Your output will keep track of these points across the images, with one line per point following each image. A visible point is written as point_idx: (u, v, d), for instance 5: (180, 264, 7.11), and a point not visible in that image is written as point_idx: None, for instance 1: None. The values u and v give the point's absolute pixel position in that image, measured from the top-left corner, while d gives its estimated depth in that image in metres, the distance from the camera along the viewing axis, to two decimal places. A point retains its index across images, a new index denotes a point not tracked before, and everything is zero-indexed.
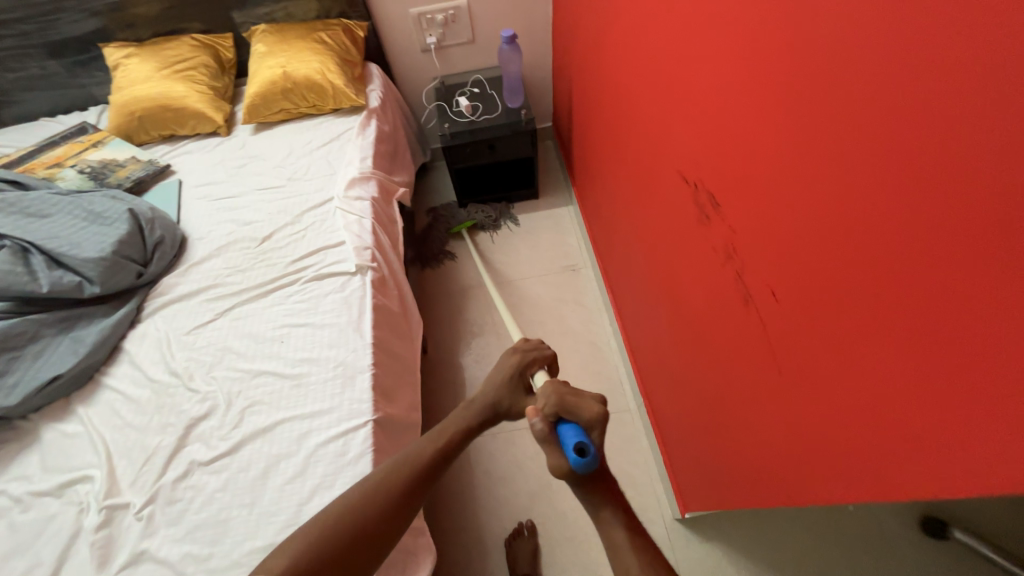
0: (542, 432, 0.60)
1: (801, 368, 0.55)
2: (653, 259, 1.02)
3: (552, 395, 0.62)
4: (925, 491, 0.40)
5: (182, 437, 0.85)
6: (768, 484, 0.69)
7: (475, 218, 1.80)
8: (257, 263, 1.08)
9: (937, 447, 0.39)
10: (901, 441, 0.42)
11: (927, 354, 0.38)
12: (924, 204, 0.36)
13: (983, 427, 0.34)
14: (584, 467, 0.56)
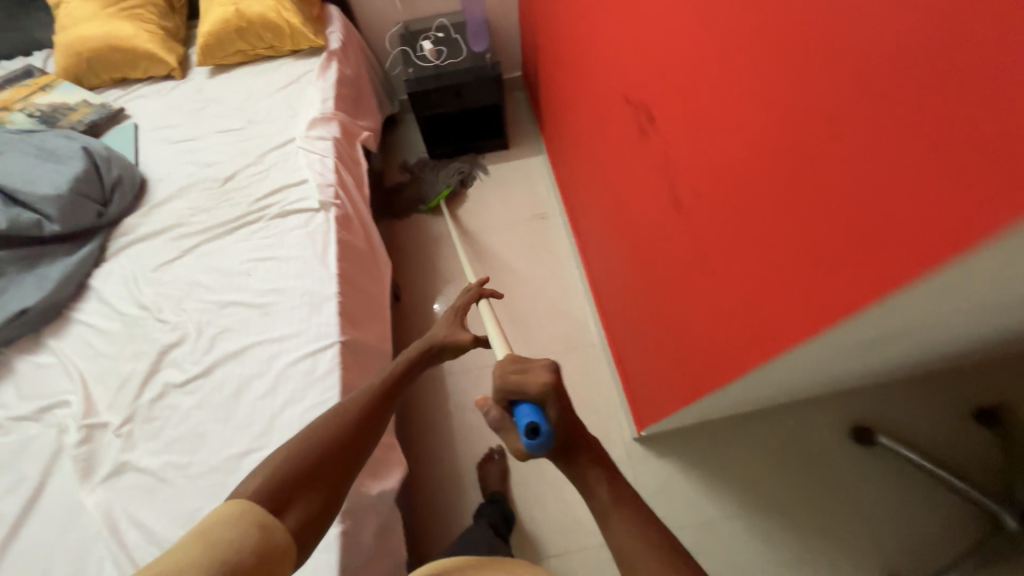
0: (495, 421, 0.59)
1: (717, 258, 0.62)
2: (608, 191, 1.07)
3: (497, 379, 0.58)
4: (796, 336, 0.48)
5: (156, 362, 0.89)
6: (700, 376, 0.78)
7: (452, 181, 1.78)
8: (220, 202, 1.09)
9: (804, 296, 0.46)
10: (781, 300, 0.49)
11: (797, 214, 0.44)
12: (796, 76, 0.41)
13: (838, 263, 0.40)
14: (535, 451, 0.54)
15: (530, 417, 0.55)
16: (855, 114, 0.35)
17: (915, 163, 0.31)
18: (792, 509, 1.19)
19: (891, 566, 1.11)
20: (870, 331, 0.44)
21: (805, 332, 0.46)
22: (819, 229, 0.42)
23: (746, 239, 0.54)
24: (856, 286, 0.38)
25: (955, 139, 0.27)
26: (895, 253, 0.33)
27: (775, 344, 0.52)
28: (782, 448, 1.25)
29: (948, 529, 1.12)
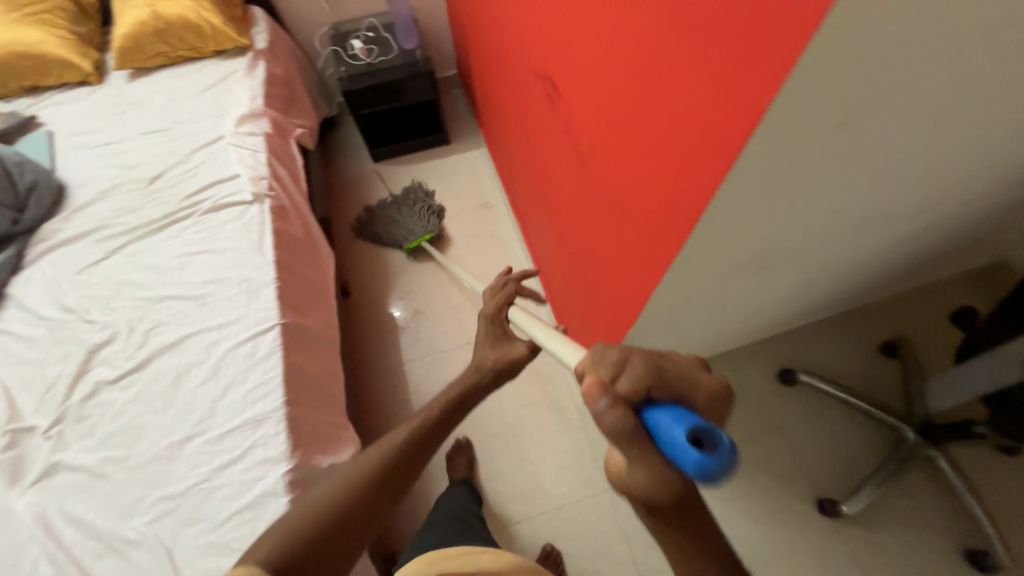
0: (617, 433, 0.32)
1: (614, 198, 0.70)
2: (533, 166, 1.14)
3: (638, 363, 0.34)
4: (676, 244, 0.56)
5: (85, 362, 0.87)
6: (618, 317, 0.86)
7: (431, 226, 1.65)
8: (148, 202, 1.07)
9: (674, 207, 0.54)
10: (661, 217, 0.58)
11: (659, 137, 0.53)
12: (641, 20, 0.50)
13: (689, 171, 0.49)
14: (709, 486, 0.29)
15: (696, 421, 0.30)
16: (680, 42, 0.44)
17: (720, 68, 0.39)
18: None
19: (816, 488, 1.23)
20: (723, 228, 0.53)
21: (681, 238, 0.55)
22: (674, 147, 0.50)
23: (632, 173, 0.62)
24: (703, 185, 0.47)
25: (742, 39, 0.36)
26: (721, 144, 0.42)
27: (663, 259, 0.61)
28: None
29: (861, 448, 1.26)
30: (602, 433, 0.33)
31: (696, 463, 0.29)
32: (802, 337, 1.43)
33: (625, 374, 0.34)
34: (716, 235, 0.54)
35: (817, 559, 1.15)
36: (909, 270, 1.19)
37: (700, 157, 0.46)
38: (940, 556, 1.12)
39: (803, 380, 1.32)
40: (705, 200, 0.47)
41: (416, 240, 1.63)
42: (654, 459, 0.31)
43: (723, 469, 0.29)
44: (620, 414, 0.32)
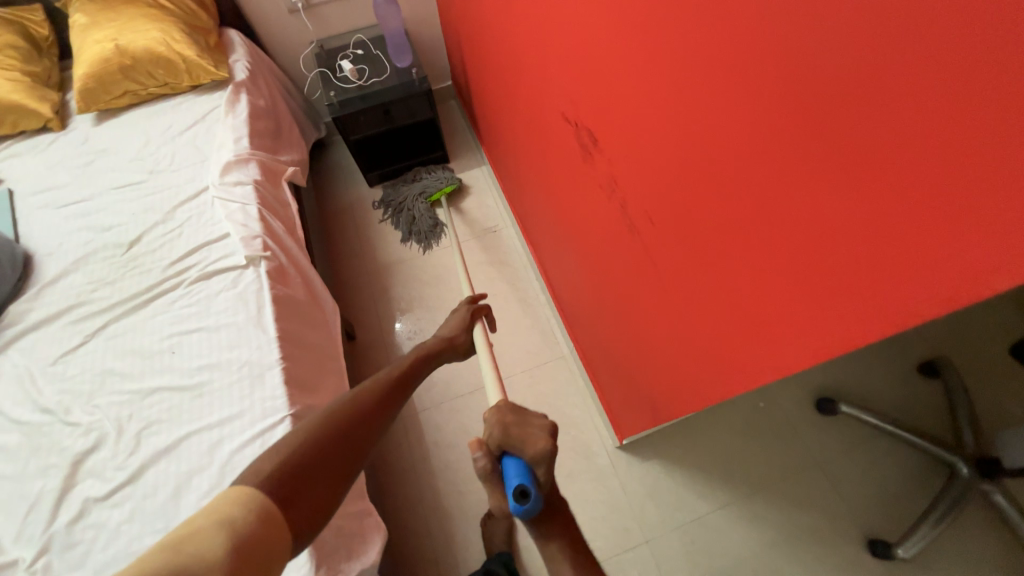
0: (482, 472, 0.55)
1: (682, 281, 0.60)
2: (558, 207, 1.04)
3: (497, 425, 0.56)
4: (777, 366, 0.46)
5: (70, 475, 0.76)
6: (677, 391, 0.77)
7: (446, 178, 1.72)
8: (128, 271, 0.95)
9: (779, 330, 0.44)
10: (757, 331, 0.48)
11: (761, 250, 0.43)
12: (748, 114, 0.39)
13: (815, 302, 0.39)
14: (523, 517, 0.52)
15: (523, 480, 0.52)
16: (825, 157, 0.33)
17: (900, 213, 0.29)
18: (774, 489, 1.22)
19: (866, 527, 1.16)
20: None
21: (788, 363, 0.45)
22: (792, 268, 0.40)
23: (711, 267, 0.52)
24: (838, 326, 0.37)
25: (955, 193, 0.26)
26: (883, 305, 0.32)
27: (754, 371, 0.51)
28: (755, 429, 1.29)
29: (909, 481, 1.19)
30: (478, 471, 0.56)
31: (512, 505, 0.51)
32: (839, 361, 1.35)
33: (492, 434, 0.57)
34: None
35: None
36: None
37: (839, 295, 0.36)
38: None
39: (845, 411, 1.25)
40: (841, 345, 0.37)
41: (441, 190, 1.68)
42: (501, 488, 0.55)
43: (528, 508, 0.51)
44: (487, 461, 0.55)
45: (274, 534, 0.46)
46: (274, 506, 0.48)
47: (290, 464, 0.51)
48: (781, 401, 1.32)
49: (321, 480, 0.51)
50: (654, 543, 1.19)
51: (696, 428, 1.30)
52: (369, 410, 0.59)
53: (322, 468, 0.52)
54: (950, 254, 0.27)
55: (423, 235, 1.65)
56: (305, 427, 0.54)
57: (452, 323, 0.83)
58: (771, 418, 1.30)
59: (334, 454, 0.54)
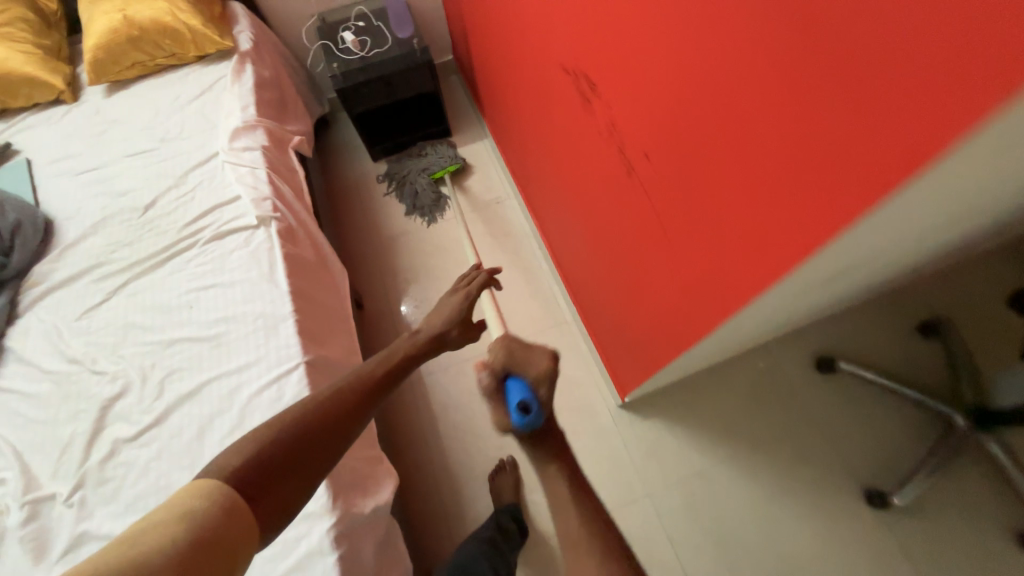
0: (486, 388, 0.62)
1: (676, 216, 0.62)
2: (558, 166, 1.06)
3: (503, 349, 0.63)
4: (765, 281, 0.49)
5: (99, 419, 0.80)
6: (674, 334, 0.79)
7: (452, 155, 1.74)
8: (144, 233, 0.99)
9: (765, 243, 0.46)
10: (745, 250, 0.50)
11: (742, 167, 0.45)
12: (720, 34, 0.41)
13: (793, 211, 0.41)
14: (522, 427, 0.58)
15: (523, 395, 0.58)
16: (790, 60, 0.35)
17: (852, 109, 0.31)
18: (772, 444, 1.25)
19: (863, 479, 1.19)
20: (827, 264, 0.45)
21: (770, 278, 0.48)
22: (770, 182, 0.42)
23: (699, 196, 0.54)
24: (812, 228, 0.39)
25: (895, 80, 0.27)
26: (845, 197, 0.34)
27: (745, 291, 0.53)
28: (755, 388, 1.31)
29: (905, 434, 1.22)
30: (482, 388, 0.63)
31: (515, 414, 0.58)
32: (840, 321, 1.37)
33: (496, 358, 0.63)
34: (818, 270, 0.47)
35: (867, 553, 1.12)
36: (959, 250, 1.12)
37: (813, 203, 0.38)
38: (990, 539, 1.11)
39: (843, 368, 1.28)
40: (814, 247, 0.39)
41: (444, 168, 1.70)
42: (503, 405, 0.61)
43: (527, 420, 0.57)
44: (491, 379, 0.62)
45: (236, 525, 0.48)
46: (236, 499, 0.49)
47: (250, 466, 0.52)
48: (781, 361, 1.34)
49: (278, 484, 0.53)
50: (655, 496, 1.23)
51: (696, 388, 1.33)
52: (337, 419, 0.59)
53: (280, 477, 0.53)
54: (893, 134, 0.29)
55: (426, 209, 1.68)
56: (269, 432, 0.55)
57: (450, 307, 0.81)
58: (771, 378, 1.32)
59: (293, 460, 0.54)
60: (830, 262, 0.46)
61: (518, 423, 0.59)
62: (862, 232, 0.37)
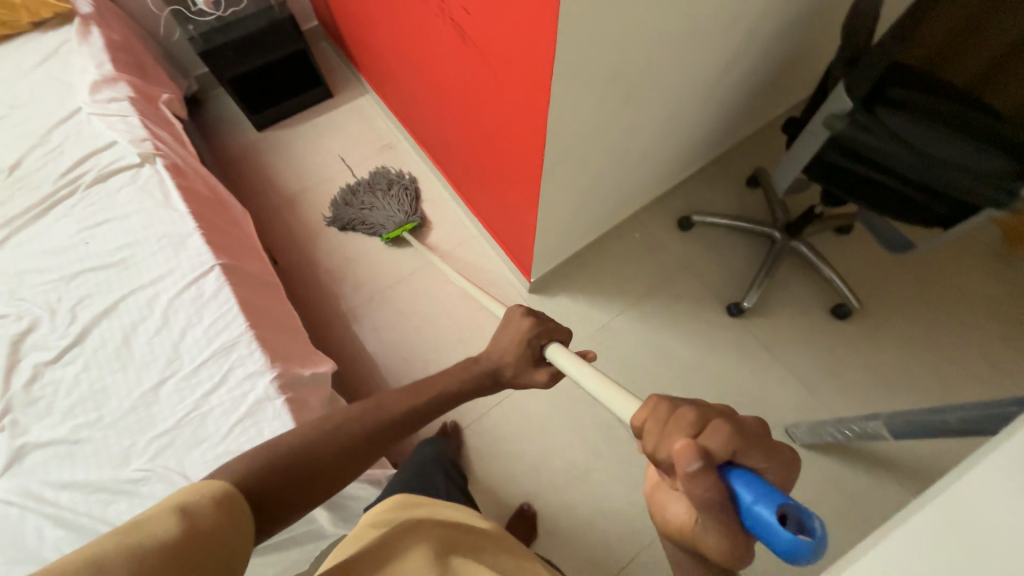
0: (705, 497, 0.38)
1: (498, 50, 0.80)
2: (424, 75, 1.19)
3: (727, 428, 0.41)
4: (549, 56, 0.68)
5: (11, 353, 0.82)
6: (532, 170, 0.97)
7: (414, 220, 1.60)
8: (17, 190, 0.98)
9: (540, 23, 0.65)
10: (535, 41, 0.69)
11: None
12: None
13: None
14: (794, 562, 0.35)
15: (781, 500, 0.36)
16: None
17: None
18: (655, 291, 1.52)
19: (724, 299, 1.50)
20: (583, 29, 0.65)
21: (549, 50, 0.66)
22: None
23: (503, 15, 0.73)
24: None
25: None
26: None
27: (546, 79, 0.72)
28: (636, 255, 1.57)
29: (748, 260, 1.55)
30: (688, 488, 0.38)
31: (785, 540, 0.34)
32: (691, 189, 1.67)
33: (710, 435, 0.40)
34: (578, 41, 0.67)
35: (734, 350, 1.44)
36: (752, 105, 1.44)
37: None
38: (815, 316, 1.46)
39: (697, 221, 1.56)
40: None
41: (399, 229, 1.56)
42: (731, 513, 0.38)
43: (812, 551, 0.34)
44: (710, 477, 0.38)
45: (232, 518, 0.48)
46: (238, 498, 0.51)
47: (257, 475, 0.54)
48: (654, 229, 1.61)
49: (277, 501, 0.55)
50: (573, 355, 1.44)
51: (591, 264, 1.56)
52: (342, 447, 0.62)
53: (269, 503, 0.54)
54: None
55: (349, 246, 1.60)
56: (277, 451, 0.58)
57: (507, 346, 0.77)
58: (648, 244, 1.58)
59: (294, 480, 0.57)
60: (583, 30, 0.66)
61: (779, 553, 0.35)
62: None
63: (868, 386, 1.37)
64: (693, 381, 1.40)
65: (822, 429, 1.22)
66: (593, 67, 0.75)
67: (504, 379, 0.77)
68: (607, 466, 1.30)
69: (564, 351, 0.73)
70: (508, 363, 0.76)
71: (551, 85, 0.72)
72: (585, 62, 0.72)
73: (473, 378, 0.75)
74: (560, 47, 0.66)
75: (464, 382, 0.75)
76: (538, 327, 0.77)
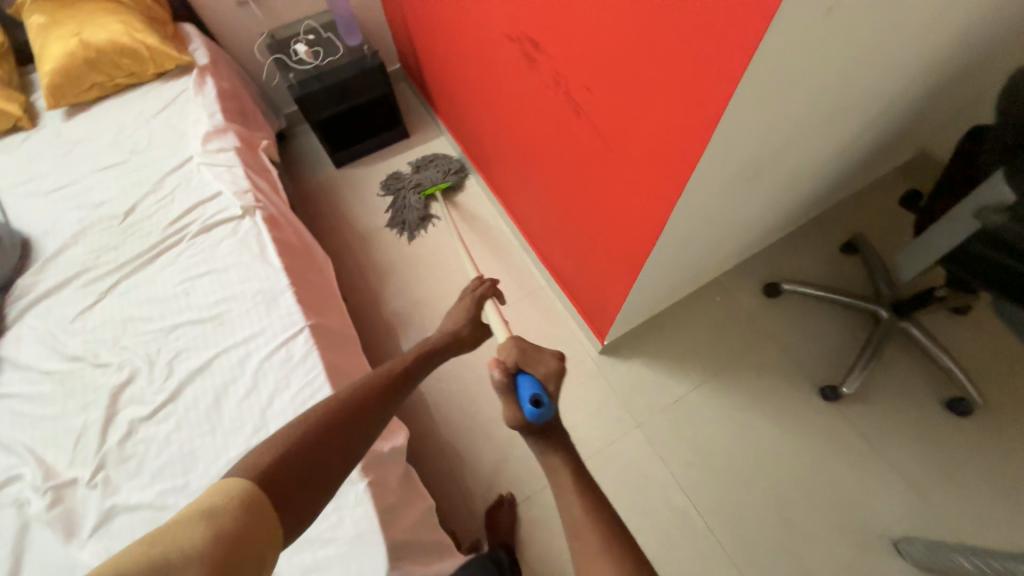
0: (501, 383, 0.65)
1: (623, 129, 0.76)
2: (515, 133, 1.17)
3: (515, 347, 0.67)
4: (699, 145, 0.62)
5: (110, 406, 0.83)
6: (638, 242, 0.92)
7: (448, 179, 1.73)
8: (129, 236, 1.02)
9: (694, 114, 0.61)
10: (681, 127, 0.64)
11: (669, 55, 0.59)
12: None
13: (709, 74, 0.55)
14: (534, 420, 0.62)
15: (534, 390, 0.62)
16: None
17: None
18: (737, 362, 1.40)
19: (817, 379, 1.36)
20: (736, 120, 0.60)
21: (701, 146, 0.62)
22: (690, 56, 0.56)
23: (640, 98, 0.68)
24: (724, 76, 0.53)
25: None
26: (741, 37, 0.49)
27: (686, 165, 0.67)
28: (716, 321, 1.46)
29: (843, 335, 1.41)
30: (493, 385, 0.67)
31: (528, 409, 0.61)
32: (776, 252, 1.55)
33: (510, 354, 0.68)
34: (732, 131, 0.62)
35: (828, 438, 1.29)
36: (857, 170, 1.33)
37: (721, 55, 0.52)
38: (925, 406, 1.29)
39: (787, 290, 1.43)
40: (727, 92, 0.54)
41: (435, 186, 1.70)
42: (515, 400, 0.65)
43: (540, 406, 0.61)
44: (502, 378, 0.65)
45: (253, 521, 0.52)
46: (262, 499, 0.54)
47: (276, 466, 0.57)
48: (735, 293, 1.50)
49: (292, 487, 0.57)
50: (644, 426, 1.34)
51: (665, 326, 1.47)
52: (354, 409, 0.65)
53: (298, 481, 0.57)
54: None
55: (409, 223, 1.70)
56: (304, 423, 0.62)
57: (455, 315, 0.88)
58: (729, 310, 1.47)
59: (315, 455, 0.60)
60: (738, 121, 0.61)
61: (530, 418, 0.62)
62: (755, 71, 0.51)
63: (995, 499, 1.18)
64: (780, 471, 1.26)
65: (947, 553, 1.07)
66: (729, 153, 0.69)
67: (463, 340, 0.85)
68: (680, 559, 1.18)
69: (494, 309, 0.86)
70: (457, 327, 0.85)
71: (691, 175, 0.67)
72: (724, 151, 0.67)
73: (440, 338, 0.83)
74: (711, 137, 0.60)
75: (434, 343, 0.82)
76: (480, 288, 0.89)
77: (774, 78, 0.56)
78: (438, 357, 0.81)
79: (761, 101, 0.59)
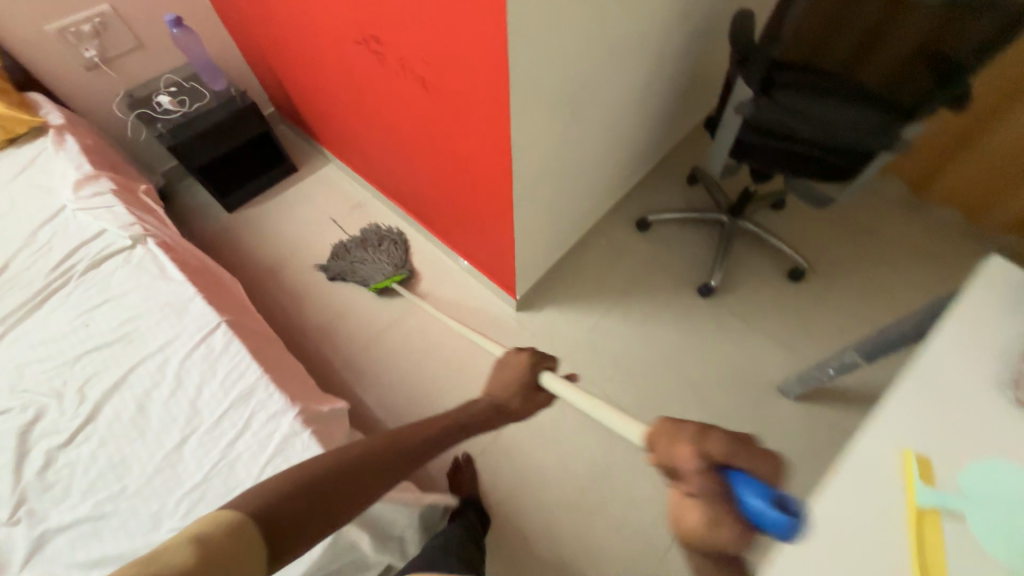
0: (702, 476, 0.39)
1: (458, 90, 0.94)
2: (387, 129, 1.32)
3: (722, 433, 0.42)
4: (505, 82, 0.81)
5: (21, 444, 0.80)
6: (502, 186, 1.09)
7: (399, 271, 1.65)
8: (7, 290, 0.99)
9: (493, 59, 0.79)
10: (491, 74, 0.83)
11: (463, 19, 0.78)
12: None
13: (489, 25, 0.74)
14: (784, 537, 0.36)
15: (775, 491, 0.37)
16: None
17: None
18: (631, 287, 1.63)
19: (694, 283, 1.63)
20: (526, 59, 0.80)
21: (506, 83, 0.81)
22: (474, 16, 0.75)
23: (459, 59, 0.87)
24: (498, 24, 0.72)
25: None
26: None
27: (505, 103, 0.86)
28: (606, 258, 1.70)
29: (704, 245, 1.71)
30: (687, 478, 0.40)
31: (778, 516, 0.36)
32: (641, 194, 1.84)
33: (707, 438, 0.42)
34: (526, 66, 0.81)
35: (713, 324, 1.55)
36: (675, 113, 1.66)
37: (489, 9, 0.71)
38: (774, 281, 1.61)
39: (653, 220, 1.71)
40: (504, 35, 0.73)
41: (387, 281, 1.61)
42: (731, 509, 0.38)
43: (794, 527, 0.36)
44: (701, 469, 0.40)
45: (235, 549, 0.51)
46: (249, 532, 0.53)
47: (268, 504, 0.56)
48: (616, 233, 1.75)
49: (284, 529, 0.55)
50: (570, 360, 1.50)
51: (567, 274, 1.67)
52: (351, 474, 0.60)
53: (285, 525, 0.55)
54: None
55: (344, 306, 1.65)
56: (298, 476, 0.59)
57: (512, 376, 0.76)
58: (615, 247, 1.72)
59: (288, 521, 0.56)
60: (529, 59, 0.80)
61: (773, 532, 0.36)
62: (518, 14, 0.71)
63: (836, 334, 1.49)
64: (683, 362, 1.48)
65: (809, 376, 1.27)
66: (538, 90, 0.89)
67: (513, 411, 0.74)
68: (625, 458, 1.32)
69: (561, 381, 0.71)
70: (518, 398, 0.74)
71: (511, 107, 0.86)
72: (530, 88, 0.86)
73: (486, 410, 0.73)
74: (512, 73, 0.79)
75: (478, 414, 0.72)
76: (539, 351, 0.76)
77: (540, 22, 0.76)
78: (473, 429, 0.71)
79: (538, 42, 0.80)
